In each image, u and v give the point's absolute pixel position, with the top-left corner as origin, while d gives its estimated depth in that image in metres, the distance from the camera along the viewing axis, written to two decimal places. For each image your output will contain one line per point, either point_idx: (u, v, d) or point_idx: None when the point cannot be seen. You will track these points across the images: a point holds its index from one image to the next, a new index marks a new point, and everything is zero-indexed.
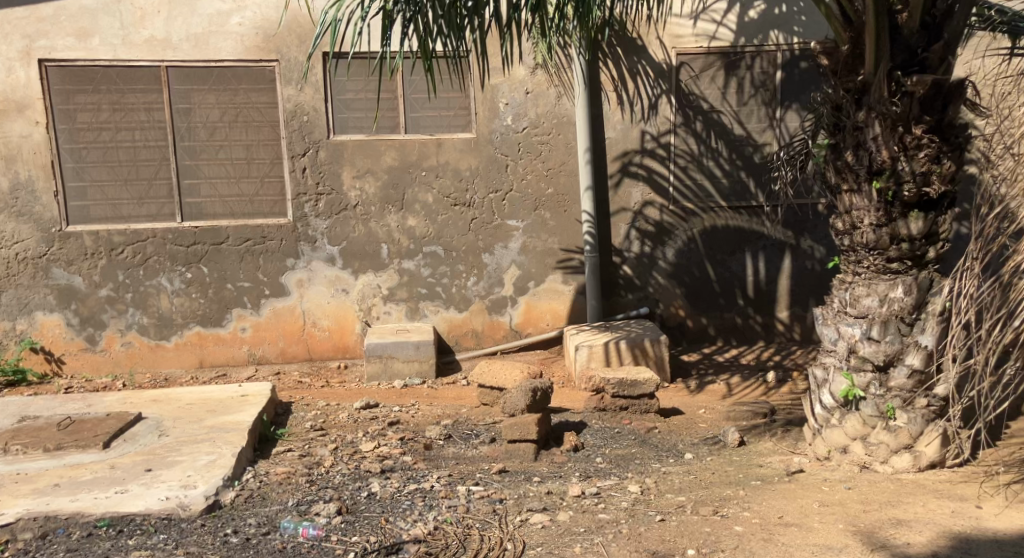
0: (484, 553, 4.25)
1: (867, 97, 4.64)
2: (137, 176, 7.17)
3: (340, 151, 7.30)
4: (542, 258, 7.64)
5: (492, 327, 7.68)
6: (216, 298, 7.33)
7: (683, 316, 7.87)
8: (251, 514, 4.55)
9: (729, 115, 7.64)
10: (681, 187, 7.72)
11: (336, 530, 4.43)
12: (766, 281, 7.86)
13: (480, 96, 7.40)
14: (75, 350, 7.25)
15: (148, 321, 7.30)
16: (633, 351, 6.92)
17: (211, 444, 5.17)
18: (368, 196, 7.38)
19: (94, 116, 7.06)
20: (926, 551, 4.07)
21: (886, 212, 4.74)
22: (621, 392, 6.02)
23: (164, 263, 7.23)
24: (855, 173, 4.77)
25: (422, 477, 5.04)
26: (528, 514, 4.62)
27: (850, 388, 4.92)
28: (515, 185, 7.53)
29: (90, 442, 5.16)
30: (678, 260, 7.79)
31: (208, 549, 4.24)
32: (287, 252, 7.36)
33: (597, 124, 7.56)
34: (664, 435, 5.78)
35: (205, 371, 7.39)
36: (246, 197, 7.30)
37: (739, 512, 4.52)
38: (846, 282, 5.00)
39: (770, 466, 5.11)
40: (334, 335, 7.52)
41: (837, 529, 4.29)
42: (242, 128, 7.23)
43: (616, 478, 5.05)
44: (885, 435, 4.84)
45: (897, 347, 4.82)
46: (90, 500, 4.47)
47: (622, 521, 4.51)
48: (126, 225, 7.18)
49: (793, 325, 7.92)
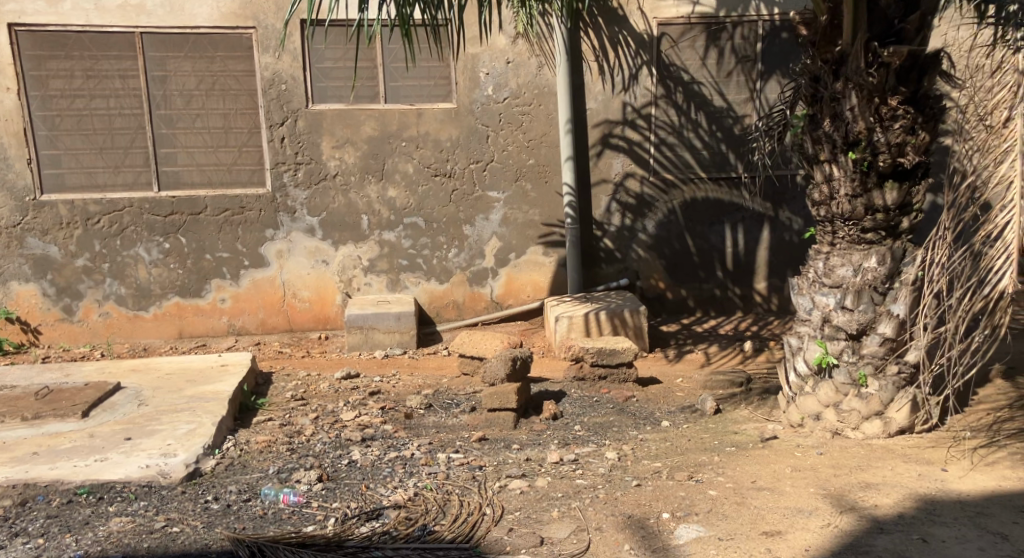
0: (463, 517, 4.30)
1: (845, 67, 4.67)
2: (113, 145, 7.13)
3: (319, 120, 7.28)
4: (522, 230, 7.67)
5: (472, 298, 7.72)
6: (195, 269, 7.33)
7: (662, 288, 7.94)
8: (232, 482, 4.59)
9: (709, 86, 7.67)
10: (661, 159, 7.75)
11: (317, 497, 4.48)
12: (745, 253, 7.93)
13: (460, 65, 7.39)
14: (52, 320, 7.24)
15: (126, 292, 7.28)
16: (613, 321, 6.98)
17: (191, 413, 5.20)
18: (348, 166, 7.37)
19: (68, 83, 7.01)
20: (893, 512, 4.17)
21: (861, 181, 4.78)
22: (600, 361, 6.08)
23: (142, 234, 7.21)
24: (832, 143, 4.82)
25: (402, 446, 5.10)
26: (507, 480, 4.68)
27: (824, 355, 5.00)
28: (496, 156, 7.54)
29: (68, 411, 5.17)
30: (658, 231, 7.84)
31: (189, 515, 4.28)
32: (266, 223, 7.35)
33: (578, 95, 7.56)
34: (642, 404, 5.85)
35: (185, 342, 7.40)
36: (224, 166, 7.28)
37: (714, 477, 4.61)
38: (821, 252, 5.08)
39: (745, 433, 5.20)
40: (315, 306, 7.54)
41: (807, 493, 4.38)
42: (219, 96, 7.19)
43: (593, 445, 5.12)
44: (857, 402, 4.93)
45: (870, 316, 4.89)
46: (70, 468, 4.50)
47: (599, 487, 4.58)
48: (103, 194, 7.15)
49: (771, 296, 8.02)
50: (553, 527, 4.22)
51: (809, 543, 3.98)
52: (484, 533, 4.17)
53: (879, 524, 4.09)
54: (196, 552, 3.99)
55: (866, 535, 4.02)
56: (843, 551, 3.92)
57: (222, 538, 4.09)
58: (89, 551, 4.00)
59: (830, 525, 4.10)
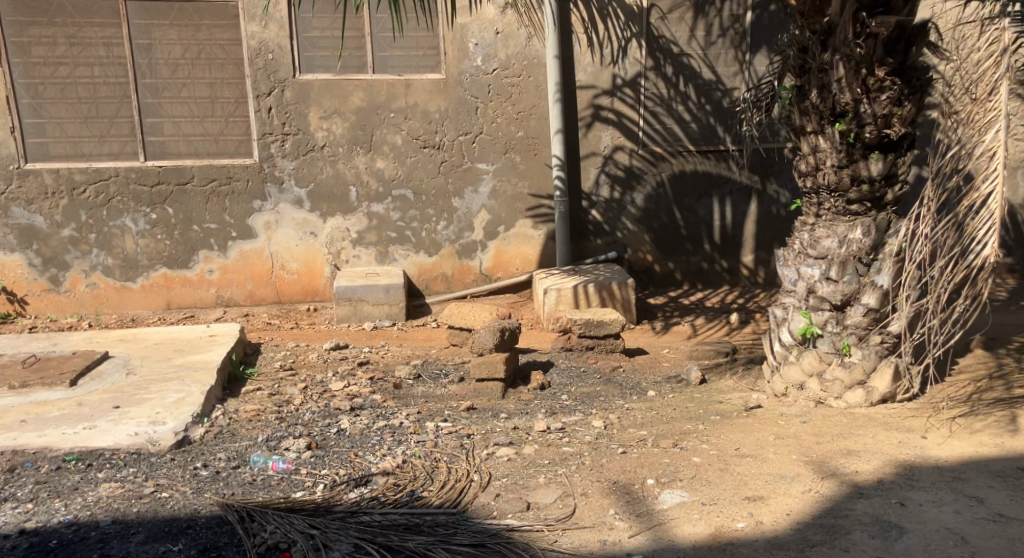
0: (452, 483, 4.35)
1: (833, 38, 4.67)
2: (98, 114, 7.10)
3: (306, 90, 7.25)
4: (511, 203, 7.69)
5: (461, 271, 7.75)
6: (182, 240, 7.32)
7: (650, 261, 7.98)
8: (221, 449, 4.62)
9: (698, 59, 7.67)
10: (650, 131, 7.75)
11: (306, 464, 4.53)
12: (732, 226, 8.00)
13: (449, 35, 7.36)
14: (38, 290, 7.23)
15: (113, 263, 7.28)
16: (601, 294, 7.01)
17: (180, 382, 5.22)
18: (336, 137, 7.36)
19: (50, 50, 6.95)
20: (873, 478, 4.24)
21: (847, 153, 4.80)
22: (588, 332, 6.13)
23: (128, 204, 7.19)
24: (819, 114, 4.83)
25: (391, 415, 5.14)
26: (495, 447, 4.73)
27: (808, 326, 5.07)
28: (485, 128, 7.53)
29: (56, 380, 5.18)
30: (647, 204, 7.86)
31: (178, 481, 4.31)
32: (253, 194, 7.33)
33: (567, 67, 7.54)
34: (628, 374, 5.90)
35: (173, 313, 7.41)
36: (211, 136, 7.26)
37: (698, 445, 4.67)
38: (807, 224, 5.12)
39: (730, 402, 5.26)
40: (303, 278, 7.55)
41: (790, 459, 4.44)
42: (205, 65, 7.15)
43: (580, 414, 5.18)
44: (840, 371, 4.99)
45: (854, 287, 4.94)
46: (58, 435, 4.52)
47: (585, 454, 4.64)
48: (87, 163, 7.12)
49: (758, 269, 8.10)
50: (540, 492, 4.27)
51: (790, 508, 4.05)
52: (471, 498, 4.22)
53: (858, 489, 4.16)
54: (185, 516, 4.03)
55: (845, 500, 4.09)
56: (824, 515, 3.99)
57: (211, 503, 4.13)
58: (78, 516, 4.03)
59: (811, 490, 4.16)
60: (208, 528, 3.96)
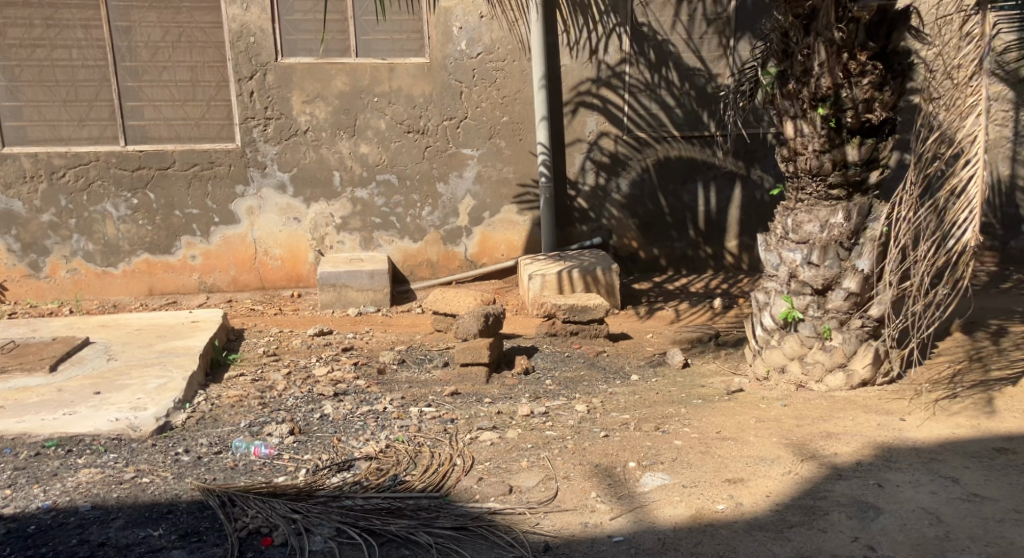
0: (435, 468, 4.36)
1: (815, 22, 4.66)
2: (77, 97, 7.04)
3: (289, 73, 7.21)
4: (496, 188, 7.67)
5: (446, 257, 7.74)
6: (164, 226, 7.28)
7: (635, 247, 7.98)
8: (203, 435, 4.60)
9: (681, 45, 7.67)
10: (634, 116, 7.74)
11: (288, 449, 4.52)
12: (716, 211, 8.01)
13: (433, 19, 7.34)
14: (19, 276, 7.18)
15: (94, 248, 7.23)
16: (585, 280, 6.99)
17: (161, 367, 5.21)
18: (319, 121, 7.32)
19: (27, 32, 6.88)
20: (852, 460, 4.27)
21: (829, 138, 4.81)
22: (572, 317, 6.16)
23: (109, 189, 7.14)
24: (801, 99, 4.83)
25: (374, 400, 5.13)
26: (478, 432, 4.73)
27: (790, 310, 5.07)
28: (469, 113, 7.51)
29: (36, 366, 5.15)
30: (631, 190, 7.87)
31: (159, 466, 4.29)
32: (236, 178, 7.29)
33: (552, 52, 7.51)
34: (612, 358, 5.92)
35: (155, 299, 7.37)
36: (192, 120, 7.21)
37: (680, 428, 4.68)
38: (789, 209, 5.13)
39: (712, 386, 5.28)
40: (287, 265, 7.53)
41: (770, 442, 4.46)
42: (186, 48, 7.10)
43: (564, 399, 5.18)
44: (821, 354, 5.03)
45: (835, 272, 4.95)
46: (38, 421, 4.50)
47: (568, 438, 4.65)
48: (67, 147, 7.06)
49: (742, 254, 8.12)
50: (522, 476, 4.28)
51: (770, 490, 4.08)
52: (454, 482, 4.23)
53: (837, 471, 4.19)
54: (166, 501, 4.02)
55: (824, 482, 4.12)
56: (804, 496, 4.01)
57: (193, 488, 4.12)
58: (57, 501, 4.01)
59: (791, 472, 4.19)
60: (189, 512, 3.96)
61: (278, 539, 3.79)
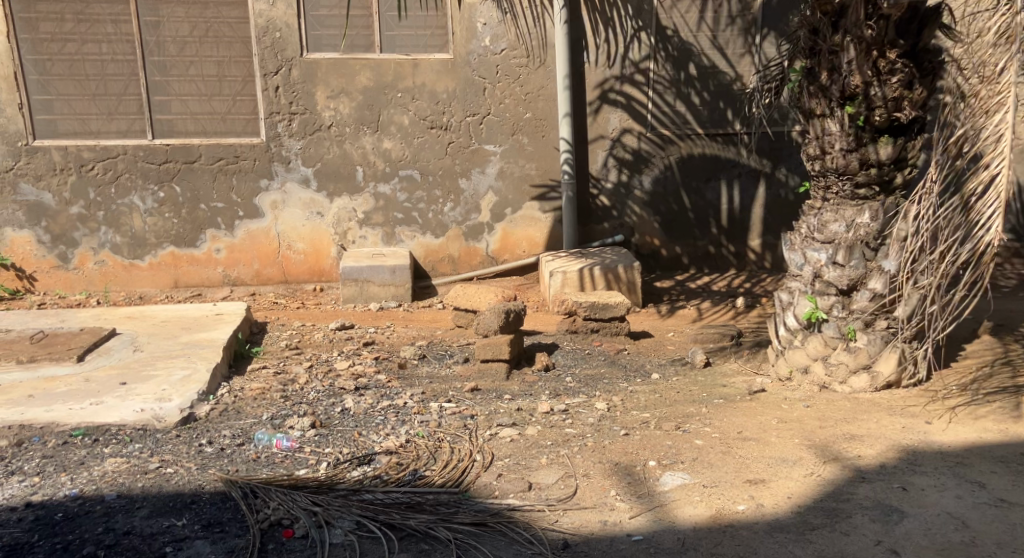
0: (454, 463, 4.37)
1: (844, 19, 4.62)
2: (106, 91, 7.10)
3: (313, 69, 7.24)
4: (518, 184, 7.67)
5: (468, 253, 7.76)
6: (190, 218, 7.33)
7: (657, 245, 7.97)
8: (225, 427, 4.64)
9: (706, 43, 7.62)
10: (658, 113, 7.71)
11: (309, 442, 4.55)
12: (740, 210, 7.97)
13: (456, 16, 7.34)
14: (47, 267, 7.26)
15: (121, 241, 7.30)
16: (606, 277, 6.98)
17: (185, 359, 5.25)
18: (343, 116, 7.34)
19: (58, 26, 6.95)
20: (876, 462, 4.24)
21: (856, 137, 4.78)
22: (594, 315, 6.15)
23: (136, 181, 7.20)
24: (829, 97, 4.80)
25: (395, 395, 5.15)
26: (498, 428, 4.74)
27: (813, 310, 5.05)
28: (493, 109, 7.51)
29: (64, 355, 5.21)
30: (654, 188, 7.84)
31: (183, 457, 4.33)
32: (260, 172, 7.33)
33: (575, 47, 7.50)
34: (633, 356, 5.91)
35: (180, 292, 7.43)
36: (218, 115, 7.25)
37: (700, 428, 4.67)
38: (815, 208, 5.11)
39: (734, 385, 5.26)
40: (309, 259, 7.56)
41: (792, 443, 4.45)
42: (213, 43, 7.14)
43: (584, 396, 5.18)
44: (845, 355, 4.99)
45: (861, 272, 4.92)
46: (65, 411, 4.55)
47: (588, 435, 4.65)
48: (96, 141, 7.13)
49: (765, 253, 8.08)
50: (541, 473, 4.29)
51: (792, 491, 4.06)
52: (473, 478, 4.24)
53: (861, 473, 4.16)
54: (189, 492, 4.06)
55: (846, 484, 4.09)
56: (825, 499, 3.99)
57: (215, 479, 4.15)
58: (84, 489, 4.06)
59: (813, 474, 4.17)
60: (213, 503, 3.99)
61: (299, 532, 3.82)
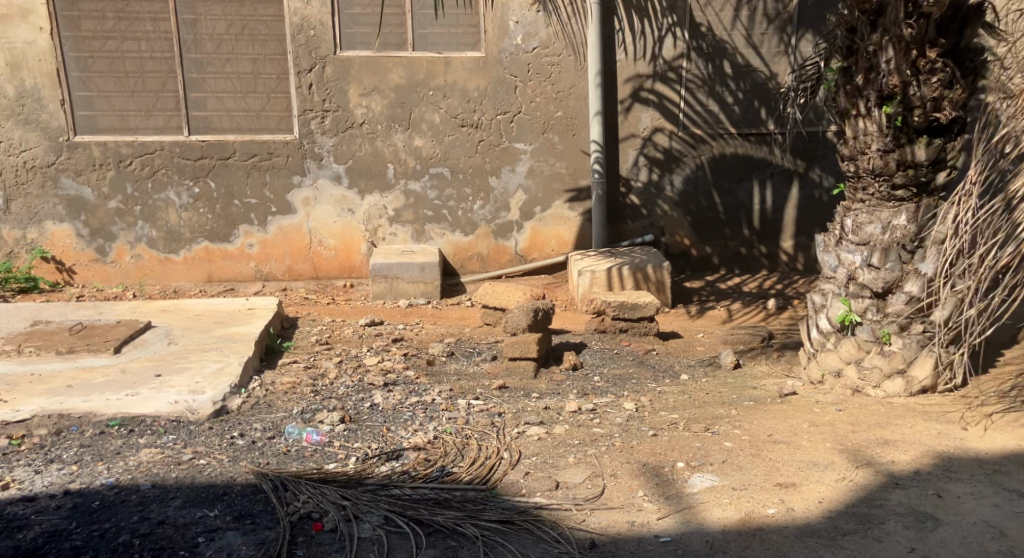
0: (482, 460, 4.40)
1: (883, 18, 4.58)
2: (144, 88, 7.20)
3: (346, 67, 7.29)
4: (548, 183, 7.68)
5: (496, 252, 7.78)
6: (224, 214, 7.42)
7: (687, 245, 7.95)
8: (257, 420, 4.70)
9: (741, 41, 7.57)
10: (691, 112, 7.68)
11: (339, 437, 4.59)
12: (773, 210, 7.91)
13: (489, 14, 7.36)
14: (86, 260, 7.38)
15: (157, 235, 7.40)
16: (635, 276, 6.98)
17: (219, 352, 5.31)
18: (375, 114, 7.39)
19: (99, 24, 7.06)
20: (910, 468, 4.21)
21: (894, 138, 4.73)
22: (622, 315, 6.15)
23: (172, 177, 7.29)
24: (865, 97, 4.76)
25: (423, 391, 5.19)
26: (525, 427, 4.76)
27: (847, 313, 5.03)
28: (523, 107, 7.52)
29: (101, 347, 5.29)
30: (685, 187, 7.82)
31: (216, 449, 4.39)
32: (293, 169, 7.40)
33: (608, 45, 7.50)
34: (662, 357, 5.90)
35: (214, 286, 7.52)
36: (253, 112, 7.33)
37: (730, 430, 4.66)
38: (849, 209, 5.07)
39: (765, 388, 5.25)
40: (340, 255, 7.62)
41: (824, 447, 4.42)
42: (248, 41, 7.22)
43: (612, 396, 5.19)
44: (879, 359, 4.95)
45: (897, 274, 4.89)
46: (102, 401, 4.62)
47: (616, 435, 4.65)
48: (134, 137, 7.23)
49: (797, 255, 8.01)
50: (569, 472, 4.30)
51: (824, 496, 4.04)
52: (501, 476, 4.26)
53: (895, 479, 4.13)
54: (221, 483, 4.11)
55: (881, 491, 4.07)
56: (858, 504, 3.97)
57: (247, 471, 4.21)
58: (120, 479, 4.12)
59: (846, 479, 4.15)
60: (244, 495, 4.04)
61: (328, 525, 3.86)
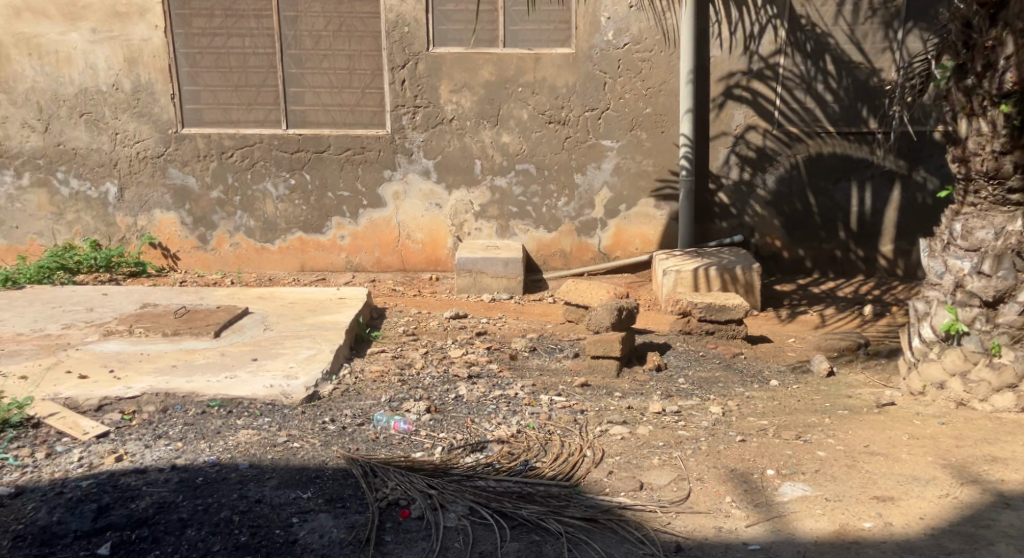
0: (565, 457, 4.41)
1: (1004, 12, 4.47)
2: (246, 83, 7.42)
3: (438, 63, 7.37)
4: (634, 180, 7.63)
5: (580, 249, 7.78)
6: (318, 206, 7.58)
7: (778, 246, 7.82)
8: (347, 406, 4.80)
9: (843, 37, 7.38)
10: (786, 110, 7.54)
11: (425, 426, 4.66)
12: (872, 213, 7.70)
13: (580, 9, 7.35)
14: (189, 247, 7.65)
15: (254, 225, 7.61)
16: (723, 277, 6.89)
17: (312, 340, 5.44)
18: (464, 111, 7.46)
19: (208, 22, 7.29)
20: (1021, 488, 4.07)
21: (1012, 137, 4.61)
22: (709, 316, 6.09)
23: (270, 169, 7.49)
24: (981, 96, 4.63)
25: (506, 385, 5.22)
26: (608, 425, 4.75)
27: (953, 322, 4.81)
28: (612, 103, 7.50)
29: (203, 330, 5.47)
30: (778, 187, 7.69)
31: (309, 432, 4.50)
32: (384, 164, 7.52)
33: (701, 41, 7.45)
34: (750, 360, 5.83)
35: (307, 275, 7.70)
36: (348, 107, 7.48)
37: (823, 439, 4.57)
38: (958, 212, 4.94)
39: (860, 397, 5.13)
40: (426, 248, 7.72)
41: (926, 461, 4.30)
42: (345, 38, 7.36)
43: (697, 398, 5.14)
44: (987, 372, 4.74)
45: (1010, 282, 4.69)
46: (204, 382, 4.79)
47: (702, 439, 4.61)
48: (236, 130, 7.45)
49: (897, 260, 7.78)
50: (653, 473, 4.28)
51: (925, 512, 3.94)
52: (583, 473, 4.27)
53: (1005, 498, 4.00)
54: (314, 466, 4.21)
55: (987, 509, 3.94)
56: (963, 523, 3.86)
57: (338, 456, 4.30)
58: (221, 457, 4.26)
59: (949, 495, 4.03)
60: (335, 479, 4.13)
61: (415, 513, 3.93)
